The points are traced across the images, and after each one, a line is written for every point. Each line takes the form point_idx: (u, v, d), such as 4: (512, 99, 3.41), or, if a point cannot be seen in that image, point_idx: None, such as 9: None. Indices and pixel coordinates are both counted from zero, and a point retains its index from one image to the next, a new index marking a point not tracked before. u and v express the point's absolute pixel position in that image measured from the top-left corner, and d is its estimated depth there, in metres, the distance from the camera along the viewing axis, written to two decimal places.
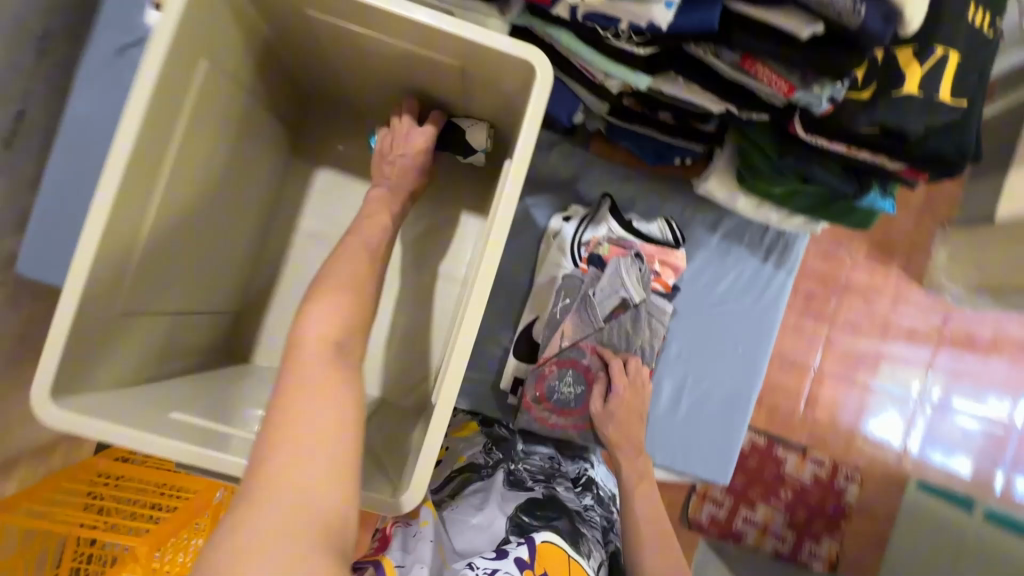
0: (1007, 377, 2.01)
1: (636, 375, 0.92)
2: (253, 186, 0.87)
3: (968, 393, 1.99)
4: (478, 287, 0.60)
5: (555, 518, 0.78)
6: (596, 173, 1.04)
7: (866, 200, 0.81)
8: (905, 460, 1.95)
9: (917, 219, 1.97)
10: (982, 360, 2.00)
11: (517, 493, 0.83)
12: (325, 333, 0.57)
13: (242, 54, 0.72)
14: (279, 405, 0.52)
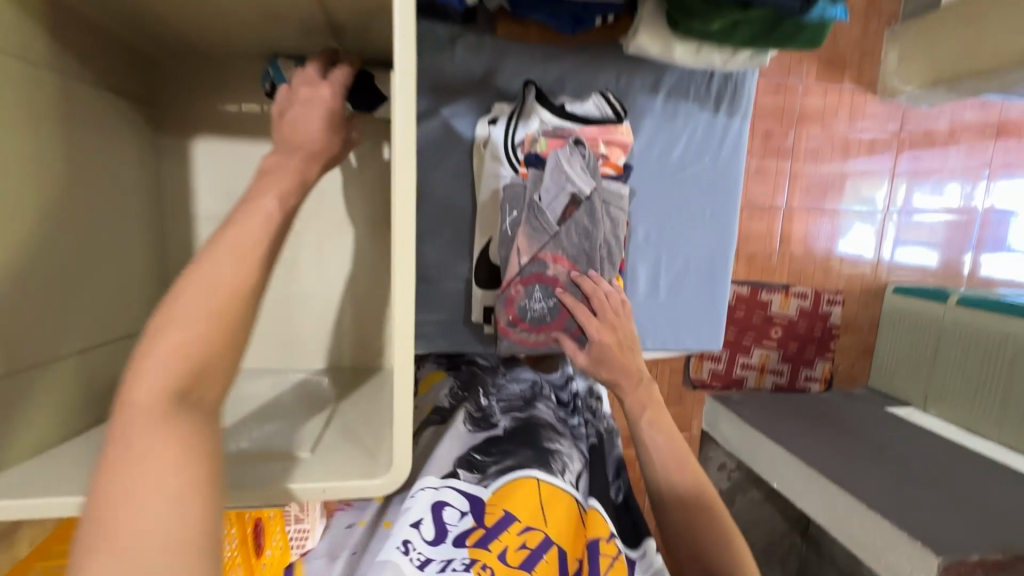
0: (966, 165, 2.02)
1: (607, 309, 0.85)
2: (120, 181, 0.73)
3: (933, 190, 2.00)
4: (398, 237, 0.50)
5: (512, 450, 0.75)
6: (512, 60, 0.90)
7: (814, 13, 0.71)
8: (880, 271, 2.01)
9: (863, 22, 1.85)
10: (942, 155, 1.98)
11: (480, 432, 0.80)
12: (172, 368, 0.40)
13: (18, 15, 0.55)
14: (111, 483, 0.36)
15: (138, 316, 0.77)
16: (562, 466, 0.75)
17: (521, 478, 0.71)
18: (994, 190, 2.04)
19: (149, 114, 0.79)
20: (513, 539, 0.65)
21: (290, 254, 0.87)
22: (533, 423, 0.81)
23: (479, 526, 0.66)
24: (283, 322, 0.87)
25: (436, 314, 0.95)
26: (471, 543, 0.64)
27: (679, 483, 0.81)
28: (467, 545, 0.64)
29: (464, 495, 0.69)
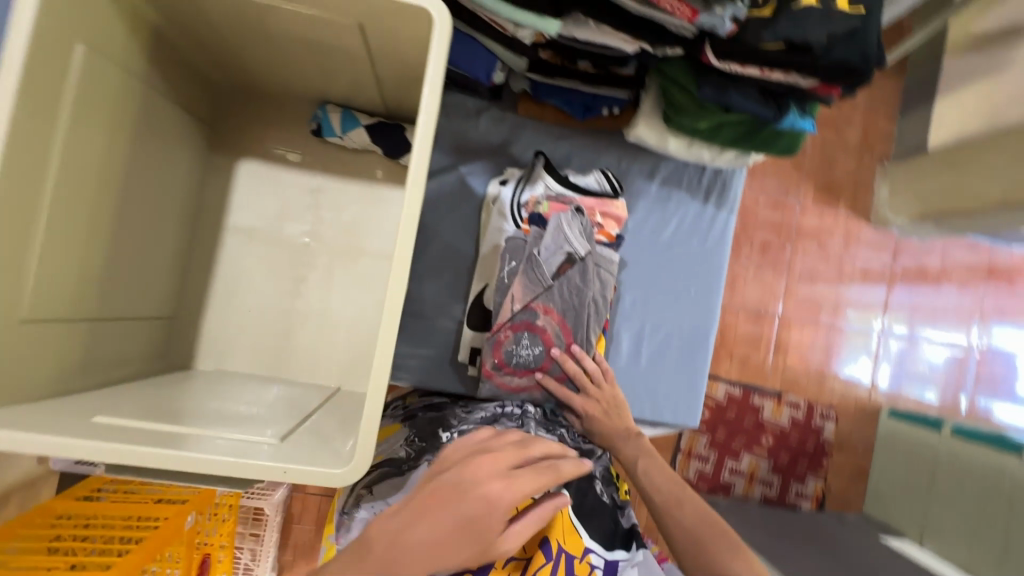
0: (960, 303, 2.08)
1: (595, 383, 0.91)
2: (171, 181, 0.84)
3: (926, 320, 2.05)
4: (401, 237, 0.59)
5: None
6: (528, 135, 1.02)
7: (786, 122, 0.83)
8: (875, 393, 2.01)
9: (856, 157, 2.03)
10: (935, 289, 2.07)
11: None
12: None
13: (128, 38, 0.68)
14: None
15: (154, 303, 0.83)
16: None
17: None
18: (989, 331, 2.08)
19: (208, 134, 0.91)
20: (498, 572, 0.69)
21: (301, 271, 0.94)
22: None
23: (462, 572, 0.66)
24: (283, 333, 0.93)
25: (426, 349, 0.99)
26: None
27: (687, 522, 0.76)
28: None
29: None
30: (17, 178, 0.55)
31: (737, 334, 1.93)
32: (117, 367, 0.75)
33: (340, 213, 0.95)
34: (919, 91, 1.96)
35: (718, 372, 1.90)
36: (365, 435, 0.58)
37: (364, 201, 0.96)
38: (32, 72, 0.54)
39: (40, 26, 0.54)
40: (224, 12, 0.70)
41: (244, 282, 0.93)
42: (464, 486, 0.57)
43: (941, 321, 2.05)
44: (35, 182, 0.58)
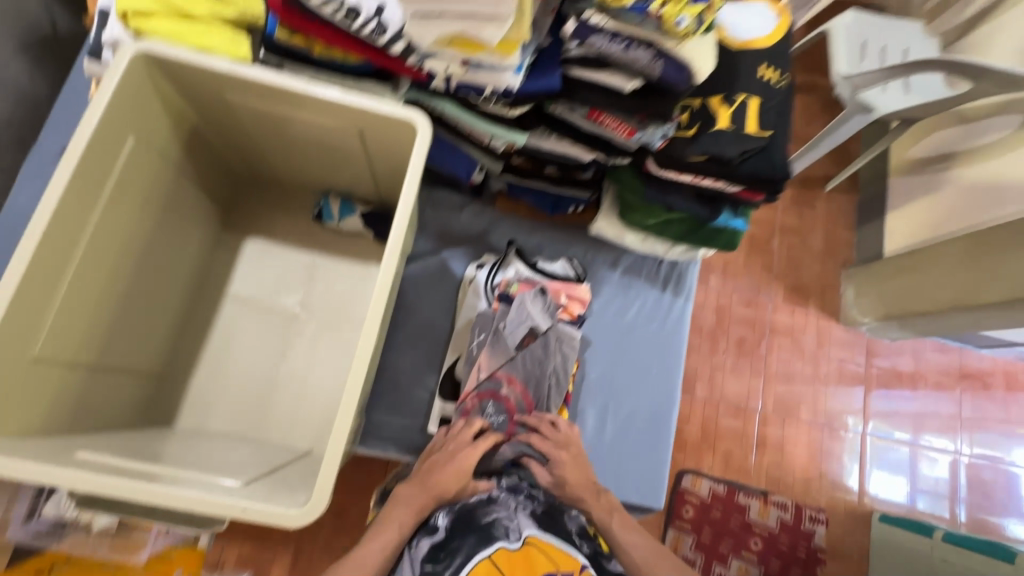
0: (943, 409, 1.87)
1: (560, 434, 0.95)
2: (182, 254, 0.96)
3: (903, 424, 1.85)
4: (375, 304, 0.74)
5: (455, 547, 0.77)
6: (505, 226, 1.16)
7: (719, 220, 0.97)
8: (862, 497, 1.79)
9: (821, 261, 1.96)
10: (912, 394, 1.87)
11: (424, 540, 0.80)
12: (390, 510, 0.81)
13: (169, 136, 0.84)
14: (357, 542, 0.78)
15: (150, 360, 0.92)
16: (506, 529, 0.79)
17: (476, 566, 0.74)
18: (984, 439, 1.85)
19: (224, 215, 1.05)
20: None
21: (289, 338, 1.02)
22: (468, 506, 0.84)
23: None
24: (265, 394, 0.99)
25: (399, 417, 1.04)
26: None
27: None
28: None
29: None
30: (52, 244, 0.67)
31: (717, 428, 1.80)
32: (104, 415, 0.82)
33: (329, 287, 1.05)
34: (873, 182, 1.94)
35: (699, 467, 1.77)
36: (324, 472, 0.65)
37: (353, 278, 1.06)
38: (87, 160, 0.69)
39: (101, 125, 0.70)
40: (251, 119, 0.87)
41: (235, 346, 1.00)
42: (436, 470, 0.86)
43: (931, 428, 1.84)
44: (66, 250, 0.69)
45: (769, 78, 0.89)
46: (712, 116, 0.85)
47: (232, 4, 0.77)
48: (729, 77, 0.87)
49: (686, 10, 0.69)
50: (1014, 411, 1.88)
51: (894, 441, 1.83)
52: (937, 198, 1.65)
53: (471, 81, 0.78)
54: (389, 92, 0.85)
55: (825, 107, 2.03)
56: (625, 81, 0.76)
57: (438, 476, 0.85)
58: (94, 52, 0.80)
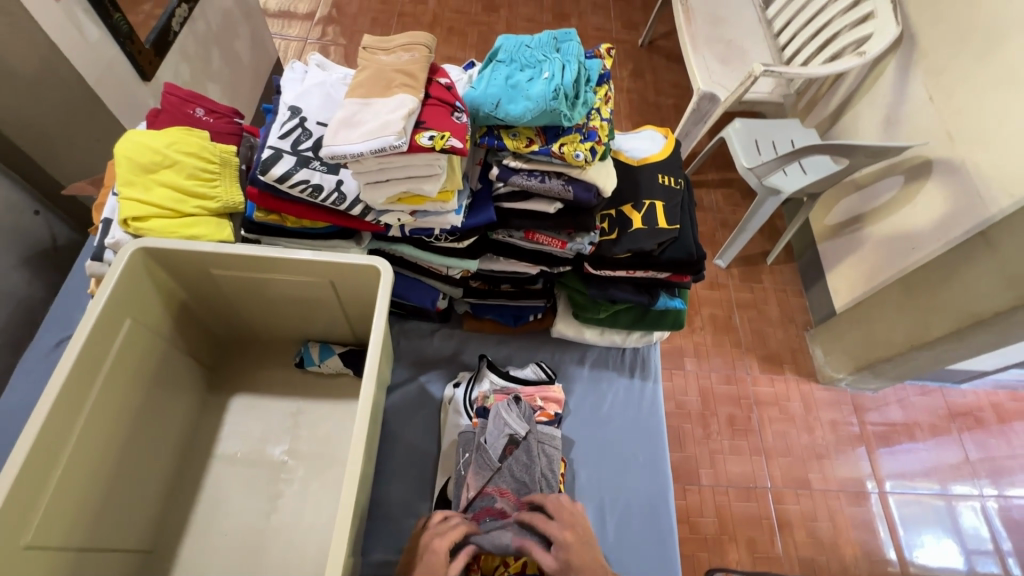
0: (962, 456, 1.86)
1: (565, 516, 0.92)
2: (169, 420, 1.00)
3: (921, 478, 1.83)
4: (357, 429, 0.80)
5: None
6: (475, 344, 1.26)
7: (659, 303, 1.09)
8: (904, 564, 1.70)
9: (783, 328, 2.07)
10: (930, 443, 1.88)
11: None
12: None
13: (161, 314, 0.95)
14: None
15: (137, 536, 0.91)
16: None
17: None
18: (1007, 479, 1.83)
19: (210, 378, 1.12)
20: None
21: (277, 489, 1.03)
22: None
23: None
24: (256, 553, 0.97)
25: (396, 552, 1.02)
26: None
27: None
28: None
29: None
30: (54, 426, 0.73)
31: (734, 515, 1.73)
32: None
33: (313, 429, 1.09)
34: (806, 252, 2.15)
35: (726, 563, 1.67)
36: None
37: (338, 417, 1.11)
38: (89, 345, 0.78)
39: (103, 313, 0.80)
40: (235, 287, 0.99)
41: (223, 506, 1.00)
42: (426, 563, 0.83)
43: (943, 476, 1.83)
44: (65, 429, 0.75)
45: (667, 183, 1.08)
46: (627, 220, 1.01)
47: (216, 198, 0.94)
48: (634, 189, 1.05)
49: (580, 147, 0.87)
50: (1016, 442, 1.89)
51: (918, 494, 1.80)
52: (862, 254, 1.81)
53: (420, 226, 0.93)
54: (354, 245, 0.99)
55: (743, 196, 2.32)
56: (547, 204, 0.93)
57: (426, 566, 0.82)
58: (96, 255, 0.93)
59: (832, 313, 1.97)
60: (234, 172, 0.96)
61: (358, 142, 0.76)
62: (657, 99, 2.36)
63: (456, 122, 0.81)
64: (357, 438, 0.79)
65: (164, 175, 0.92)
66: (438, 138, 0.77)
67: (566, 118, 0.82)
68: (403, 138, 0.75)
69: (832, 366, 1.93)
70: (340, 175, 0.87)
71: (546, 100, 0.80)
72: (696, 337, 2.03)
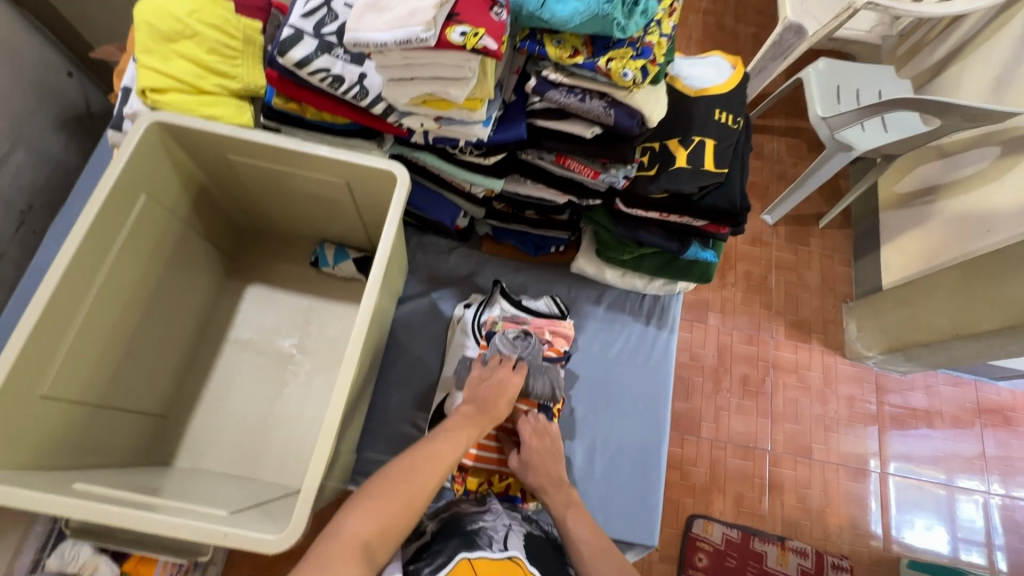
0: (978, 451, 1.80)
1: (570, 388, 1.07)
2: (187, 299, 1.03)
3: (928, 466, 1.78)
4: (358, 331, 0.79)
5: (441, 548, 0.78)
6: (491, 268, 1.22)
7: (689, 253, 1.01)
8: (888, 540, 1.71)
9: (820, 296, 1.96)
10: (947, 433, 1.82)
11: (410, 547, 0.84)
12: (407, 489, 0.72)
13: (179, 194, 0.94)
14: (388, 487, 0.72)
15: (154, 402, 0.98)
16: (489, 539, 0.80)
17: (455, 565, 0.73)
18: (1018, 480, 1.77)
19: (228, 264, 1.13)
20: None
21: (284, 379, 1.07)
22: (458, 516, 0.87)
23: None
24: (260, 433, 1.02)
25: (389, 453, 1.07)
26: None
27: None
28: None
29: None
30: (72, 282, 0.75)
31: (727, 469, 1.75)
32: (104, 454, 0.86)
33: (323, 328, 1.11)
34: (864, 222, 1.98)
35: (710, 511, 1.71)
36: (308, 482, 0.71)
37: (349, 320, 1.12)
38: (105, 213, 0.78)
39: (117, 186, 0.79)
40: (253, 177, 0.96)
41: (234, 386, 1.05)
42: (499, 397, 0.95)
43: (952, 467, 1.78)
44: (81, 291, 0.77)
45: (723, 121, 0.96)
46: (670, 156, 0.92)
47: (236, 78, 0.89)
48: (685, 122, 0.95)
49: (630, 64, 0.76)
50: None
51: (921, 481, 1.77)
52: (928, 229, 1.64)
53: (445, 134, 0.87)
54: (375, 147, 0.94)
55: (809, 149, 2.11)
56: (584, 128, 0.85)
57: (490, 401, 0.94)
58: (115, 124, 0.91)
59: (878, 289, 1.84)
60: (257, 52, 0.89)
61: (384, 30, 0.69)
62: (735, 26, 2.10)
63: (494, 19, 0.72)
64: (353, 342, 0.79)
65: (183, 45, 0.87)
66: (471, 35, 0.68)
67: (618, 28, 0.72)
68: (431, 30, 0.67)
69: (862, 343, 1.84)
70: (364, 67, 0.80)
71: (599, 3, 0.70)
72: (725, 292, 1.94)
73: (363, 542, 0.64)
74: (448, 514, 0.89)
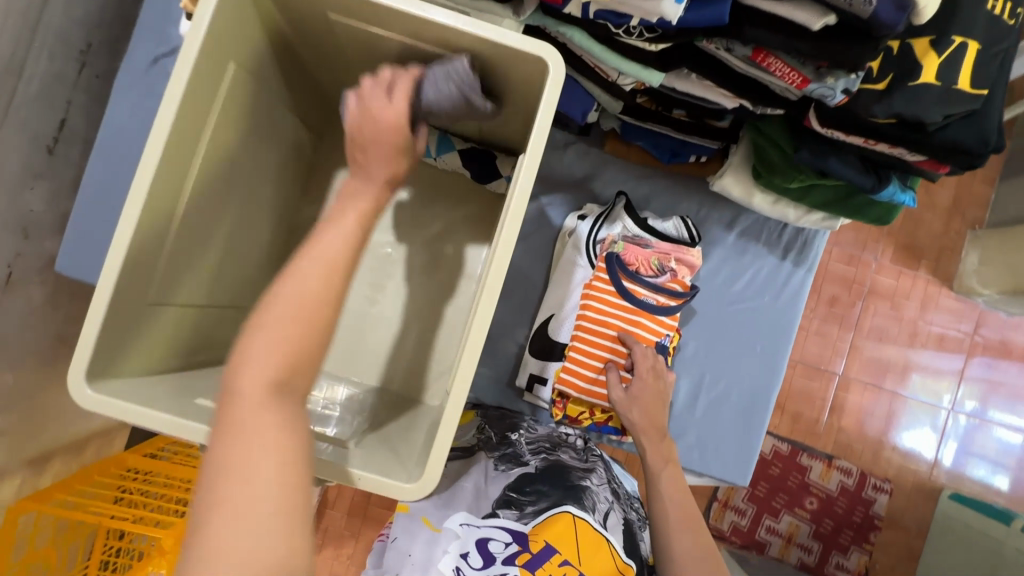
0: None
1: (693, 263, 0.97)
2: (279, 183, 0.92)
3: (1002, 408, 1.73)
4: (490, 279, 0.61)
5: (547, 491, 0.80)
6: (610, 173, 1.05)
7: (884, 193, 0.81)
8: (936, 471, 1.71)
9: (945, 220, 1.73)
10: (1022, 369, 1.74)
11: (510, 469, 0.83)
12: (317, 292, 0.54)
13: (267, 56, 0.76)
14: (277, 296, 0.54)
15: (251, 298, 0.92)
16: (593, 503, 0.81)
17: (558, 516, 0.77)
18: None
19: (315, 142, 1.00)
20: (554, 568, 0.72)
21: (379, 279, 0.99)
22: (563, 466, 0.86)
23: (525, 550, 0.73)
24: (354, 331, 0.98)
25: (484, 362, 1.03)
26: (520, 564, 0.72)
27: None
28: (514, 564, 0.72)
29: (508, 530, 0.75)
30: (166, 169, 0.62)
31: (792, 387, 1.69)
32: (209, 351, 0.83)
33: (417, 226, 1.01)
34: None
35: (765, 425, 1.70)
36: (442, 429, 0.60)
37: (448, 219, 1.02)
38: (196, 84, 0.63)
39: (203, 51, 0.62)
40: (351, 42, 0.76)
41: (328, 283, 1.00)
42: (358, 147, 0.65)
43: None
44: (176, 183, 0.65)
45: (997, 11, 0.68)
46: (914, 64, 0.67)
47: None
48: (947, 9, 0.67)
49: None
50: None
51: (989, 422, 1.72)
52: None
53: (614, 7, 0.65)
54: (509, 14, 0.71)
55: None
56: (813, 17, 0.60)
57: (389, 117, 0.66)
58: None
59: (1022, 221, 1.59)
60: None
61: None
62: None
63: None
64: (493, 263, 0.61)
65: None
66: None
67: None
68: None
69: (980, 279, 1.66)
70: None
71: None
72: None
73: (272, 384, 0.51)
74: (553, 458, 0.88)
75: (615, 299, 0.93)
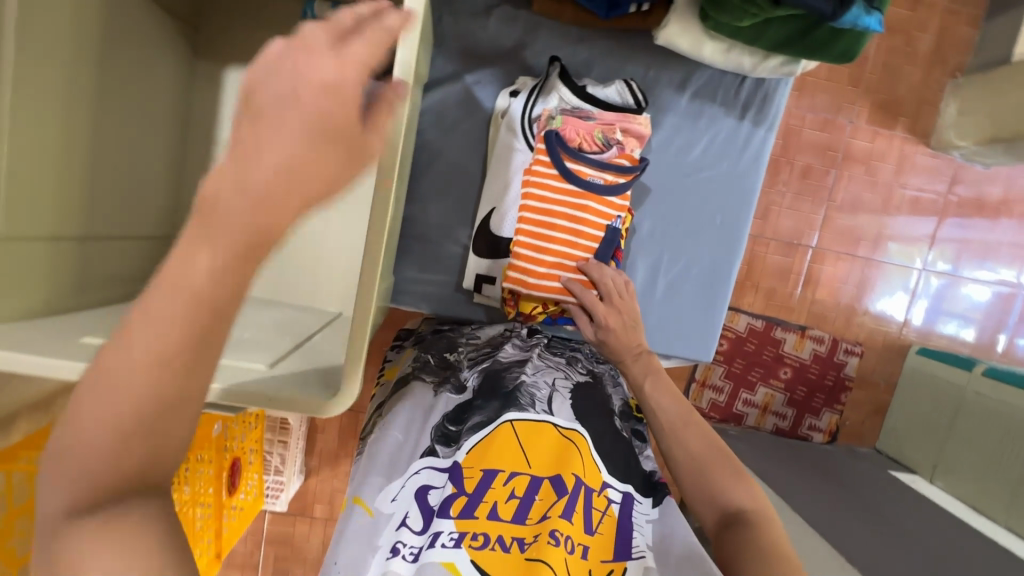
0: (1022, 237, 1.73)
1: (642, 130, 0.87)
2: (152, 83, 0.77)
3: (973, 262, 1.72)
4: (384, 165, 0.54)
5: (478, 407, 0.75)
6: (543, 39, 0.92)
7: (848, 20, 0.68)
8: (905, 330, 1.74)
9: (924, 69, 1.61)
10: (992, 220, 1.71)
11: (447, 394, 0.78)
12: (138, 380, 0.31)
13: None
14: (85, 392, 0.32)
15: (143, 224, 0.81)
16: (531, 397, 0.76)
17: (497, 428, 0.71)
18: None
19: (191, 35, 0.86)
20: (500, 493, 0.65)
21: None
22: (497, 369, 0.81)
23: (461, 492, 0.65)
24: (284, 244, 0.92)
25: (429, 269, 0.96)
26: (456, 514, 0.63)
27: (733, 496, 0.69)
28: (451, 513, 0.63)
29: (438, 470, 0.68)
30: None
31: (763, 264, 1.66)
32: (108, 287, 0.73)
33: None
34: None
35: (739, 304, 1.68)
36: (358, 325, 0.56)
37: None
38: None
39: None
40: None
41: None
42: (264, 90, 0.33)
43: (999, 257, 1.72)
44: None
45: None
46: None
47: None
48: None
49: None
50: None
51: (960, 278, 1.72)
52: None
53: None
54: None
55: None
56: None
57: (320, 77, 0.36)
58: None
59: (1004, 61, 1.48)
60: None
61: None
62: None
63: None
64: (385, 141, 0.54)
65: None
66: None
67: None
68: None
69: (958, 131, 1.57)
70: None
71: None
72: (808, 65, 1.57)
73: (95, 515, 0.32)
74: (488, 364, 0.83)
75: (558, 182, 0.85)
